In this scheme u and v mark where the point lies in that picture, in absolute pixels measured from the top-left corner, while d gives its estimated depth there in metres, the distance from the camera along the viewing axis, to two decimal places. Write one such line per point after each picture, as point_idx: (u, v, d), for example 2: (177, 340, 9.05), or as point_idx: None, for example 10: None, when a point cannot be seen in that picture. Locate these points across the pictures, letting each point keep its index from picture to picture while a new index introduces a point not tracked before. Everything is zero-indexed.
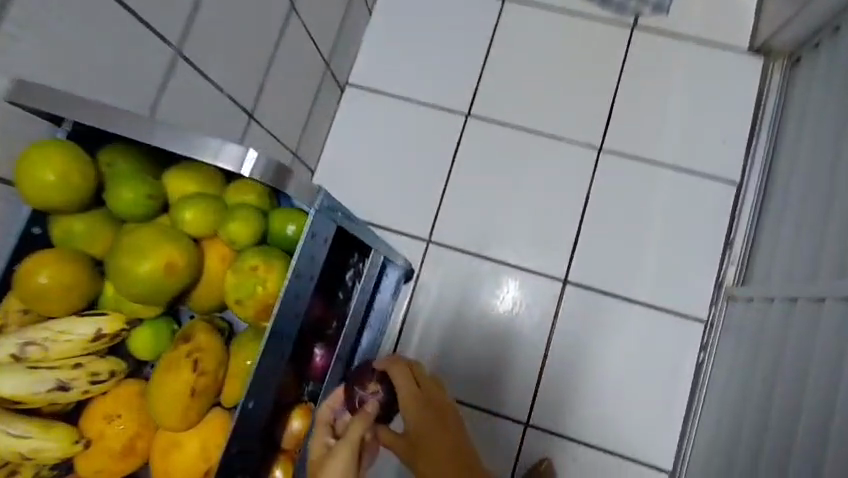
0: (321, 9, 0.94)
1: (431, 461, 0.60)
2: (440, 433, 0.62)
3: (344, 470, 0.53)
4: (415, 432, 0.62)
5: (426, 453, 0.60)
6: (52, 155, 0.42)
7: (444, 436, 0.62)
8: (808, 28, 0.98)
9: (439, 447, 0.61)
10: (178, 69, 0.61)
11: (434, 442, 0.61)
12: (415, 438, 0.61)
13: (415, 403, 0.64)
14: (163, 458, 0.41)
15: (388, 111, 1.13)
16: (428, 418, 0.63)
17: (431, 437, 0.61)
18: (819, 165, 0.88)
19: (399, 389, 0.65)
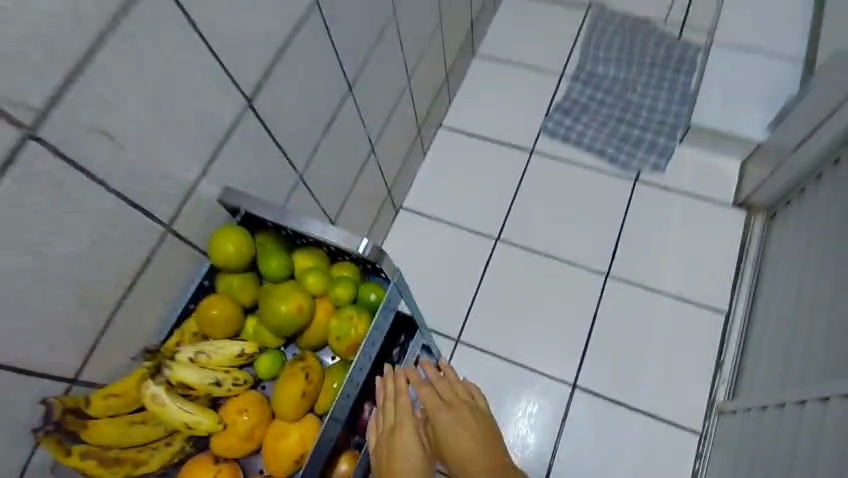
0: (391, 149, 1.22)
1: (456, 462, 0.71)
2: (470, 430, 0.72)
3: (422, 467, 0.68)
4: (449, 431, 0.70)
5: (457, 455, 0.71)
6: (235, 235, 0.66)
7: (472, 432, 0.72)
8: (778, 190, 1.20)
9: (469, 445, 0.71)
10: (298, 189, 0.86)
11: (463, 437, 0.71)
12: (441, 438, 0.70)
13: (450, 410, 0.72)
14: (274, 440, 0.60)
15: (434, 230, 1.35)
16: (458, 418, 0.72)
17: (461, 435, 0.71)
18: (792, 298, 1.03)
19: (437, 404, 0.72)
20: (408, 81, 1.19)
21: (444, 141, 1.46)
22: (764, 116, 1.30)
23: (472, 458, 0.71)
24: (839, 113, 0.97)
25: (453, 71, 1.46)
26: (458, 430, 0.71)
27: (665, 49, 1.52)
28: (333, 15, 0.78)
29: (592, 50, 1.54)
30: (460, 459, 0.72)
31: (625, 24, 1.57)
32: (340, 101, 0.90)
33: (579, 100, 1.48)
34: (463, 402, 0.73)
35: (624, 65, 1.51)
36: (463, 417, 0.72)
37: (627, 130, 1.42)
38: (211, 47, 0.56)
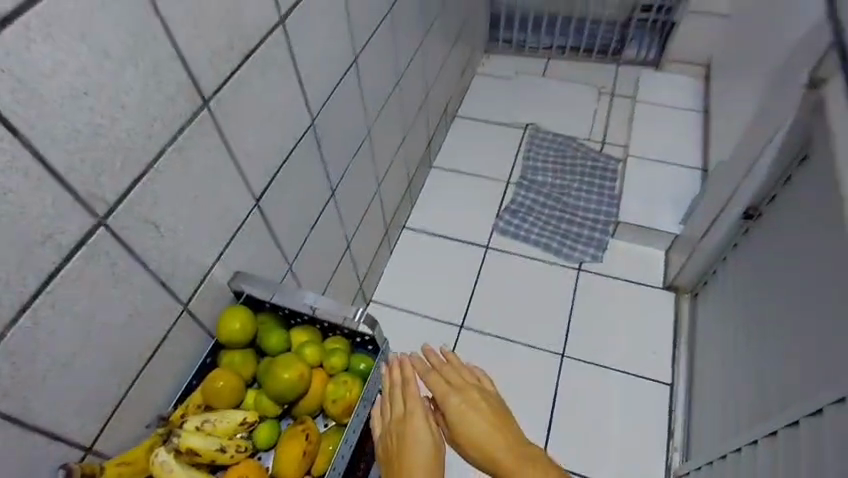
0: (364, 245, 1.37)
1: (478, 448, 0.76)
2: (482, 414, 0.78)
3: (429, 444, 0.73)
4: (462, 414, 0.78)
5: (477, 440, 0.76)
6: (240, 314, 0.75)
7: (486, 416, 0.78)
8: (695, 273, 1.41)
9: (485, 429, 0.77)
10: (287, 278, 0.98)
11: (477, 419, 0.77)
12: (453, 422, 0.78)
13: (456, 392, 0.81)
14: None
15: (403, 319, 1.50)
16: (466, 399, 0.80)
17: (475, 419, 0.77)
18: (719, 362, 1.18)
19: (443, 387, 0.81)
20: (378, 187, 1.37)
21: (408, 241, 1.66)
22: (675, 214, 1.56)
23: (492, 440, 0.75)
24: (728, 206, 1.21)
25: (414, 181, 1.69)
26: (467, 410, 0.78)
27: (591, 161, 1.82)
28: (321, 135, 0.98)
29: (530, 163, 1.84)
30: (474, 440, 0.76)
31: (555, 142, 1.90)
32: (325, 203, 1.06)
33: (524, 203, 1.73)
34: (468, 385, 0.82)
35: (559, 174, 1.79)
36: (470, 398, 0.80)
37: (567, 228, 1.64)
38: (233, 156, 0.73)
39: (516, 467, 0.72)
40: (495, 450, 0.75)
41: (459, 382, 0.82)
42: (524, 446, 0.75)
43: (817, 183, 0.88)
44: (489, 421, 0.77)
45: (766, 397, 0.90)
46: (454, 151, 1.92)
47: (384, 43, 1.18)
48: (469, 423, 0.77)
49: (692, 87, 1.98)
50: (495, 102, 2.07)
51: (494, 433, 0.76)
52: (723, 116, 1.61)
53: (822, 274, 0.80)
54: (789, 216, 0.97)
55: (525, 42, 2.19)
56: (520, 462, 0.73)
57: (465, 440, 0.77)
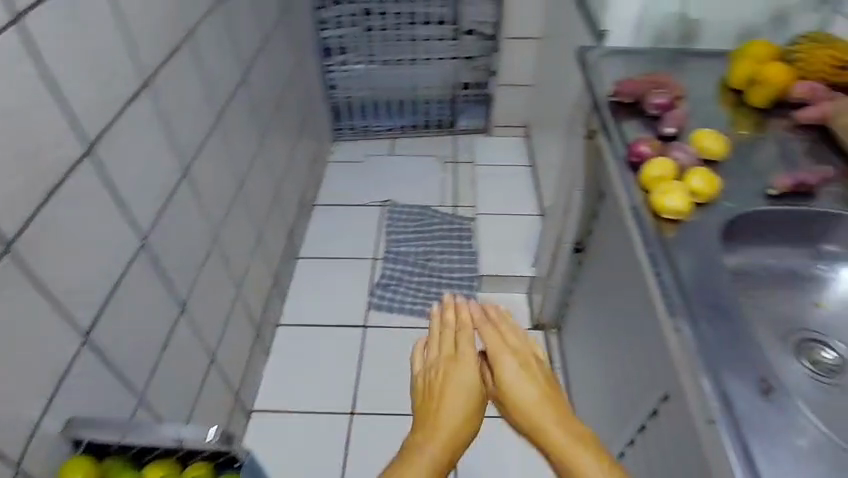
0: (232, 354, 1.31)
1: (518, 405, 0.72)
2: (530, 378, 0.74)
3: (460, 408, 0.72)
4: (507, 371, 0.75)
5: (517, 396, 0.73)
6: (76, 467, 0.68)
7: (533, 379, 0.75)
8: (554, 310, 1.54)
9: (530, 396, 0.72)
10: (139, 412, 0.92)
11: (525, 385, 0.74)
12: (502, 381, 0.74)
13: (508, 353, 0.78)
14: None
15: (292, 421, 1.44)
16: (523, 368, 0.76)
17: (523, 383, 0.74)
18: (585, 387, 1.28)
19: (495, 345, 0.79)
20: (239, 291, 1.34)
21: (285, 338, 1.62)
22: (527, 259, 1.72)
23: (537, 406, 0.71)
24: (561, 246, 1.36)
25: (280, 276, 1.68)
26: (518, 375, 0.74)
27: (447, 224, 1.96)
28: (157, 254, 0.96)
29: (393, 237, 1.93)
30: (517, 403, 0.72)
31: (412, 213, 2.02)
32: (172, 321, 1.02)
33: (394, 275, 1.79)
34: (520, 351, 0.79)
35: (420, 241, 1.90)
36: (523, 366, 0.76)
37: (436, 291, 1.75)
38: (48, 298, 0.68)
39: (556, 436, 0.67)
40: (537, 415, 0.70)
41: (512, 346, 0.79)
42: (570, 421, 0.69)
43: (611, 215, 1.04)
44: (537, 392, 0.73)
45: (616, 410, 1.00)
46: (318, 237, 1.94)
47: (216, 151, 1.20)
48: (514, 387, 0.74)
49: (519, 145, 2.24)
50: (350, 186, 2.16)
51: (538, 405, 0.71)
52: (545, 169, 1.85)
53: (625, 294, 0.94)
54: (600, 248, 1.12)
55: (368, 127, 2.36)
56: (571, 448, 0.65)
57: (505, 400, 0.74)
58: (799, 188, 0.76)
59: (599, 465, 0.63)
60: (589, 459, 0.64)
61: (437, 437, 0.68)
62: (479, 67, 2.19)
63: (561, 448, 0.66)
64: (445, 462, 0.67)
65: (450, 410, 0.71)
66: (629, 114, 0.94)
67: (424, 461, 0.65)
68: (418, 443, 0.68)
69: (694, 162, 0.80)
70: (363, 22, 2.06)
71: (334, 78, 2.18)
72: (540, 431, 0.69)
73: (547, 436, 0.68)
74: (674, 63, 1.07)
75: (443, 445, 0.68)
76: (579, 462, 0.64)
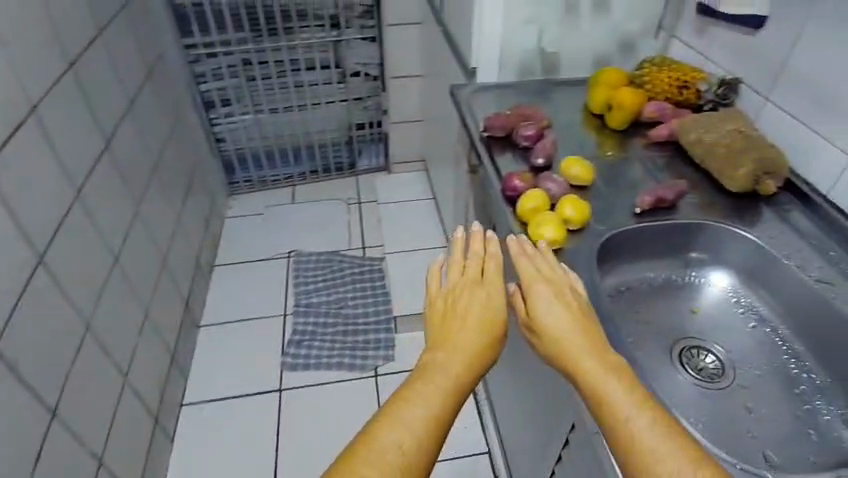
0: (127, 449, 1.18)
1: (546, 331, 0.64)
2: (566, 307, 0.63)
3: (472, 335, 0.68)
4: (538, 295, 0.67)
5: (545, 321, 0.63)
6: None
7: (569, 307, 0.64)
8: None
9: (567, 328, 0.62)
10: None
11: (561, 316, 0.63)
12: (533, 312, 0.65)
13: (542, 282, 0.67)
14: None
15: None
16: (558, 298, 0.65)
17: (559, 312, 0.64)
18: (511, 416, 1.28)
19: (527, 272, 0.69)
20: (127, 377, 1.22)
21: (191, 418, 1.50)
22: None
23: (572, 331, 0.61)
24: None
25: (178, 351, 1.56)
26: (554, 307, 0.64)
27: (357, 268, 1.92)
28: (14, 359, 0.84)
29: (302, 289, 1.86)
30: (551, 334, 0.63)
31: (320, 261, 1.96)
32: (43, 431, 0.89)
33: (306, 329, 1.72)
34: (555, 281, 0.68)
35: (331, 290, 1.85)
36: (561, 295, 0.66)
37: (353, 339, 1.68)
38: None
39: (598, 375, 0.57)
40: (571, 343, 0.61)
41: (546, 275, 0.68)
42: (614, 360, 0.58)
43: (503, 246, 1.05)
44: (574, 325, 0.62)
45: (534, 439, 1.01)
46: (222, 301, 1.84)
47: (81, 229, 1.09)
48: (547, 318, 0.64)
49: (420, 179, 2.26)
50: (252, 240, 2.07)
51: (579, 335, 0.61)
52: (445, 201, 1.87)
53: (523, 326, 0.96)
54: None
55: (265, 178, 2.29)
56: (601, 374, 0.57)
57: (537, 333, 0.65)
58: (660, 205, 0.81)
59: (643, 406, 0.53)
60: (632, 401, 0.54)
61: (451, 360, 0.65)
62: (371, 107, 2.20)
63: (592, 376, 0.57)
64: (457, 385, 0.63)
65: (461, 339, 0.68)
66: (503, 148, 0.97)
67: (440, 381, 0.62)
68: (433, 361, 0.65)
69: (566, 190, 0.82)
70: (245, 72, 2.00)
71: (221, 132, 2.10)
72: (574, 363, 0.59)
73: (577, 365, 0.59)
74: (539, 95, 1.13)
75: (456, 370, 0.64)
76: (621, 403, 0.54)
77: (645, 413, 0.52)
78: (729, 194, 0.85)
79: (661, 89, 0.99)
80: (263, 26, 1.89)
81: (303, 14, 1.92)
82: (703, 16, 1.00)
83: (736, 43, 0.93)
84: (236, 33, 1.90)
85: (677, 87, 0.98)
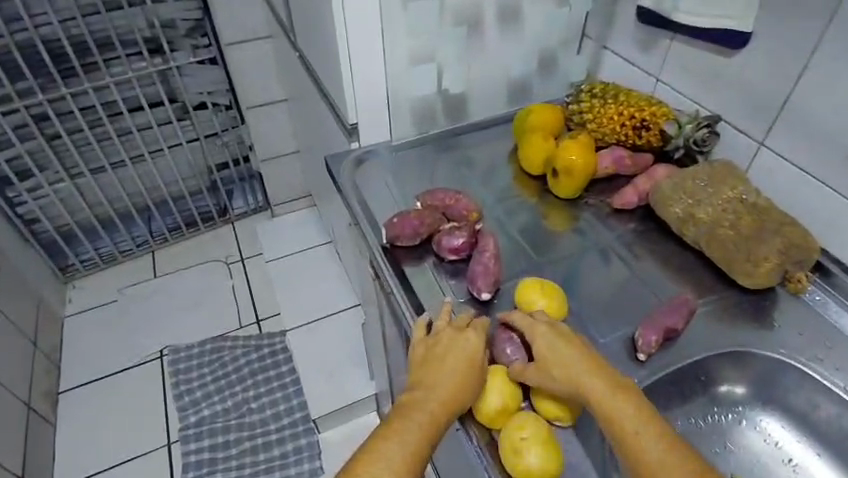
0: None
1: (543, 365, 0.49)
2: (573, 340, 0.50)
3: (457, 385, 0.49)
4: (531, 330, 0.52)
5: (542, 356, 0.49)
6: None
7: (572, 339, 0.50)
8: None
9: (575, 355, 0.48)
10: None
11: (567, 345, 0.49)
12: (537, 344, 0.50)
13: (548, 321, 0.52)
14: None
15: None
16: (562, 331, 0.51)
17: (561, 343, 0.50)
18: None
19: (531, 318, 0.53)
20: None
21: None
22: (362, 370, 1.40)
23: (576, 366, 0.47)
24: (394, 376, 1.09)
25: None
26: (559, 338, 0.50)
27: (254, 352, 1.55)
28: None
29: (187, 399, 1.46)
30: (556, 366, 0.48)
31: (205, 353, 1.56)
32: None
33: (202, 459, 1.34)
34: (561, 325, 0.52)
35: (226, 392, 1.47)
36: (565, 328, 0.52)
37: (266, 456, 1.35)
38: None
39: (617, 413, 0.43)
40: (577, 378, 0.46)
41: (546, 316, 0.54)
42: (639, 397, 0.44)
43: None
44: (586, 355, 0.48)
45: None
46: (77, 443, 1.39)
47: None
48: (553, 347, 0.49)
49: (311, 217, 1.86)
50: (108, 342, 1.60)
51: (591, 365, 0.47)
52: (346, 250, 1.53)
53: None
54: None
55: (115, 251, 1.79)
56: (625, 406, 0.43)
57: (538, 369, 0.50)
58: (668, 337, 0.56)
59: (684, 464, 0.39)
60: (672, 455, 0.40)
61: (427, 408, 0.47)
62: (231, 143, 1.77)
63: (614, 408, 0.44)
64: (433, 435, 0.46)
65: (442, 381, 0.49)
66: (421, 260, 0.66)
67: (413, 430, 0.46)
68: (407, 407, 0.48)
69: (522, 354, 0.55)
70: (42, 131, 1.49)
71: (28, 213, 1.57)
72: (589, 397, 0.45)
73: (585, 397, 0.46)
74: (450, 151, 0.83)
75: (432, 413, 0.47)
76: (657, 460, 0.40)
77: (684, 473, 0.39)
78: (744, 289, 0.61)
79: (615, 135, 0.72)
80: (53, 69, 1.39)
81: (106, 42, 1.45)
82: (645, 26, 0.74)
83: (698, 65, 0.69)
84: (16, 83, 1.39)
85: (632, 128, 0.71)
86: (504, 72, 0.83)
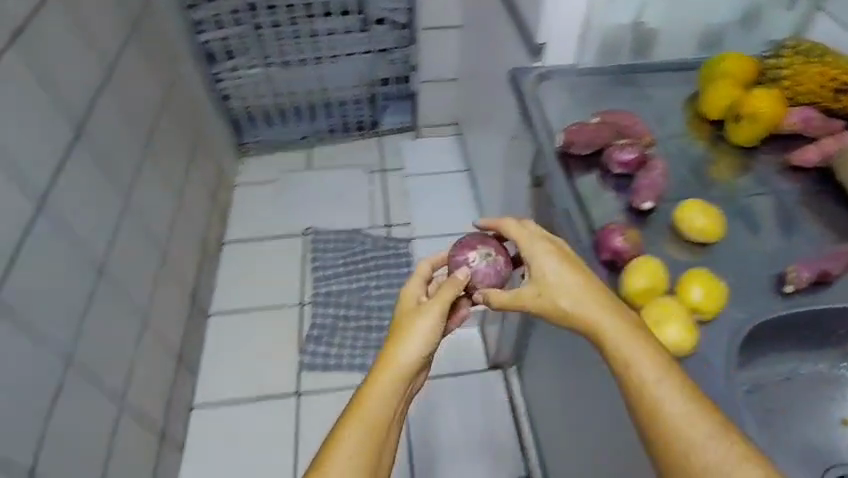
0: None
1: (551, 299, 0.55)
2: (581, 279, 0.55)
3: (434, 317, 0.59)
4: (531, 257, 0.57)
5: (544, 287, 0.56)
6: None
7: (578, 276, 0.55)
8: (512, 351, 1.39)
9: (577, 294, 0.54)
10: None
11: (574, 284, 0.55)
12: (543, 281, 0.56)
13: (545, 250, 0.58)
14: None
15: None
16: (564, 268, 0.56)
17: (566, 282, 0.55)
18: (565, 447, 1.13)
19: (524, 246, 0.59)
20: (121, 402, 1.08)
21: (202, 425, 1.39)
22: None
23: (581, 305, 0.53)
24: None
25: (187, 349, 1.42)
26: (560, 276, 0.56)
27: (381, 249, 1.73)
28: None
29: (321, 273, 1.68)
30: (556, 301, 0.55)
31: (340, 240, 1.77)
32: None
33: (325, 324, 1.56)
34: (552, 248, 0.58)
35: (352, 276, 1.67)
36: (570, 263, 0.57)
37: (377, 336, 1.53)
38: None
39: (623, 350, 0.50)
40: (581, 308, 0.53)
41: (544, 244, 0.59)
42: (644, 336, 0.51)
43: None
44: (589, 294, 0.54)
45: None
46: (229, 283, 1.67)
47: (51, 238, 0.90)
48: (557, 287, 0.55)
49: (455, 144, 1.98)
50: (264, 212, 1.87)
51: (588, 305, 0.53)
52: (485, 177, 1.62)
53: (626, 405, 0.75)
54: None
55: (280, 139, 2.04)
56: (628, 348, 0.50)
57: (543, 301, 0.56)
58: (820, 281, 0.60)
59: (678, 395, 0.47)
60: (666, 385, 0.47)
61: (407, 344, 0.57)
62: (396, 61, 1.90)
63: (619, 347, 0.50)
64: (418, 365, 0.57)
65: (424, 319, 0.59)
66: (587, 170, 0.73)
67: (385, 396, 0.55)
68: (396, 341, 0.58)
69: (495, 280, 0.71)
70: (250, 19, 1.72)
71: (226, 89, 1.85)
72: (599, 332, 0.52)
73: (594, 330, 0.53)
74: (631, 84, 0.86)
75: (401, 378, 0.56)
76: (655, 392, 0.47)
77: (680, 402, 0.47)
78: None
79: (812, 95, 0.72)
80: None
81: None
82: None
83: None
84: None
85: (832, 90, 0.71)
86: (705, 18, 0.84)
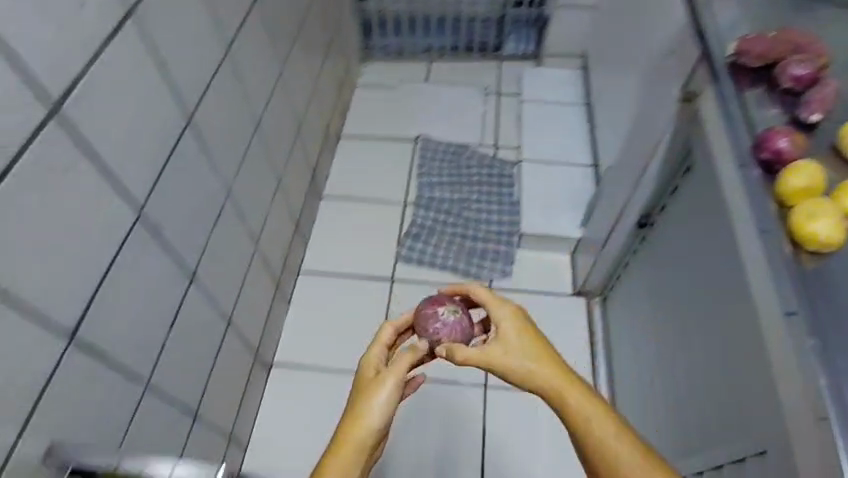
0: (250, 312, 1.22)
1: (510, 367, 0.69)
2: (531, 349, 0.69)
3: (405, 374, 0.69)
4: (498, 321, 0.72)
5: (507, 349, 0.69)
6: None
7: (529, 339, 0.70)
8: (605, 278, 1.42)
9: (532, 360, 0.68)
10: (146, 396, 0.85)
11: (527, 349, 0.69)
12: (507, 350, 0.69)
13: (505, 319, 0.72)
14: None
15: (316, 380, 1.42)
16: (523, 336, 0.70)
17: (522, 347, 0.69)
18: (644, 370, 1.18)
19: (494, 313, 0.73)
20: (255, 246, 1.22)
21: (306, 290, 1.55)
22: (576, 216, 1.59)
23: (536, 369, 0.68)
24: (623, 216, 1.21)
25: (302, 221, 1.56)
26: (519, 343, 0.70)
27: (486, 168, 1.78)
28: (158, 225, 0.82)
29: (426, 179, 1.76)
30: (516, 366, 0.68)
31: (448, 152, 1.83)
32: (183, 292, 0.92)
33: (424, 225, 1.66)
34: (511, 315, 0.73)
35: (455, 188, 1.74)
36: (527, 331, 0.71)
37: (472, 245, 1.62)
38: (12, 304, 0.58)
39: (570, 400, 0.66)
40: (536, 368, 0.68)
41: (501, 308, 0.73)
42: (588, 392, 0.67)
43: (717, 205, 0.86)
44: (542, 360, 0.68)
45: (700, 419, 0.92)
46: (341, 173, 1.79)
47: (229, 82, 1.01)
48: (516, 356, 0.68)
49: (576, 78, 1.97)
50: (379, 114, 1.95)
51: (544, 364, 0.68)
52: (607, 110, 1.60)
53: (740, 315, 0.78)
54: (690, 235, 0.95)
55: (402, 47, 2.07)
56: (574, 398, 0.66)
57: (501, 363, 0.69)
58: None
59: (617, 433, 0.65)
60: (607, 424, 0.65)
61: (381, 396, 0.67)
62: None
63: (563, 400, 0.66)
64: (390, 413, 0.67)
65: (396, 372, 0.69)
66: (752, 84, 0.77)
67: (358, 443, 0.65)
68: (367, 399, 0.67)
69: (461, 337, 0.79)
70: None
71: None
72: (552, 390, 0.67)
73: (544, 388, 0.67)
74: (806, 12, 0.84)
75: (373, 427, 0.66)
76: (601, 436, 0.65)
77: (621, 445, 0.64)
78: None
79: None
80: None
81: None
82: None
83: None
84: None
85: None
86: None
